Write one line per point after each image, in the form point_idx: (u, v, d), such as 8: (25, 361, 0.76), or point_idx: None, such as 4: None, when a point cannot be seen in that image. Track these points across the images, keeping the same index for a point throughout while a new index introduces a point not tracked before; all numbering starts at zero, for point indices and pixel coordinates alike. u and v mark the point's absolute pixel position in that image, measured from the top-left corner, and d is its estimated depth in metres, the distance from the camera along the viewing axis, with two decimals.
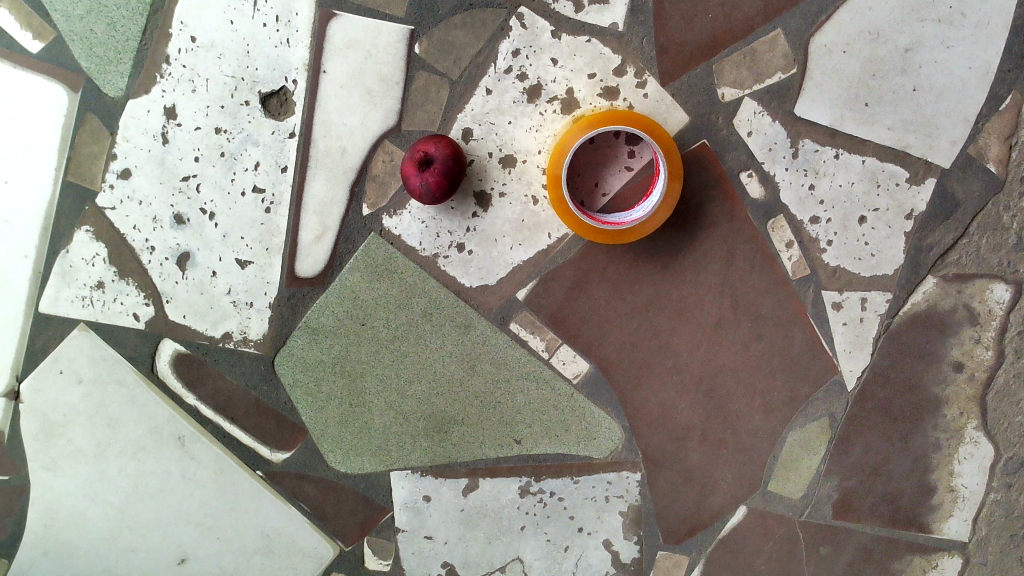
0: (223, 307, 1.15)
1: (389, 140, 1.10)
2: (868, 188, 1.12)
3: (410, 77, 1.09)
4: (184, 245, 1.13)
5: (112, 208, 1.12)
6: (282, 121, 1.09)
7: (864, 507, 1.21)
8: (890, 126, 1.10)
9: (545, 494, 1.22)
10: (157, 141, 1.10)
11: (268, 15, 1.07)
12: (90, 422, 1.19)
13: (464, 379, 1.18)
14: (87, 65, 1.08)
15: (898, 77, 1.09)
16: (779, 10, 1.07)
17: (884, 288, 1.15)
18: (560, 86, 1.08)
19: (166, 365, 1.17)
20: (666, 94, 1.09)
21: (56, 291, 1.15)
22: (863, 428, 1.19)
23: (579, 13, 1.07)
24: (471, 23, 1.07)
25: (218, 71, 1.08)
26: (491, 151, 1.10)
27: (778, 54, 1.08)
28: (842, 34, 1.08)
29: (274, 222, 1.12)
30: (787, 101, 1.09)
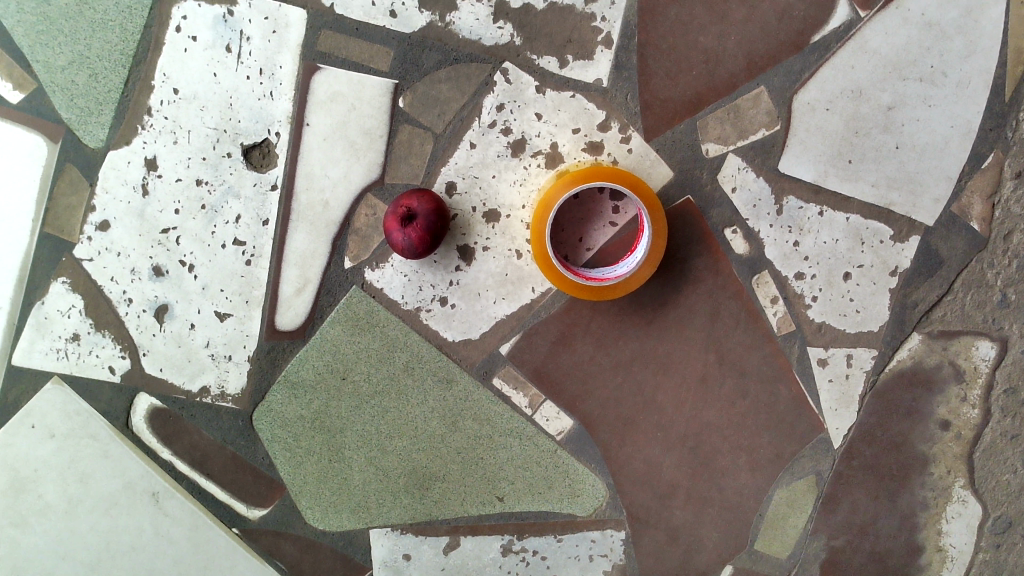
0: (202, 360, 1.13)
1: (371, 193, 1.09)
2: (852, 245, 1.11)
3: (394, 130, 1.08)
4: (162, 297, 1.11)
5: (90, 259, 1.10)
6: (264, 173, 1.08)
7: (852, 566, 1.19)
8: (873, 183, 1.10)
9: (527, 552, 1.19)
10: (138, 192, 1.09)
11: (252, 67, 1.06)
12: (62, 477, 1.16)
13: (446, 435, 1.16)
14: (68, 115, 1.07)
15: (881, 135, 1.09)
16: (763, 67, 1.08)
17: (870, 345, 1.14)
18: (544, 140, 1.08)
19: (141, 420, 1.14)
20: (651, 149, 1.08)
21: (29, 343, 1.13)
22: (850, 486, 1.18)
23: (563, 69, 1.07)
24: (456, 78, 1.07)
25: (200, 123, 1.07)
26: (475, 205, 1.10)
27: (762, 111, 1.08)
28: (825, 91, 1.08)
29: (254, 275, 1.11)
30: (771, 157, 1.09)
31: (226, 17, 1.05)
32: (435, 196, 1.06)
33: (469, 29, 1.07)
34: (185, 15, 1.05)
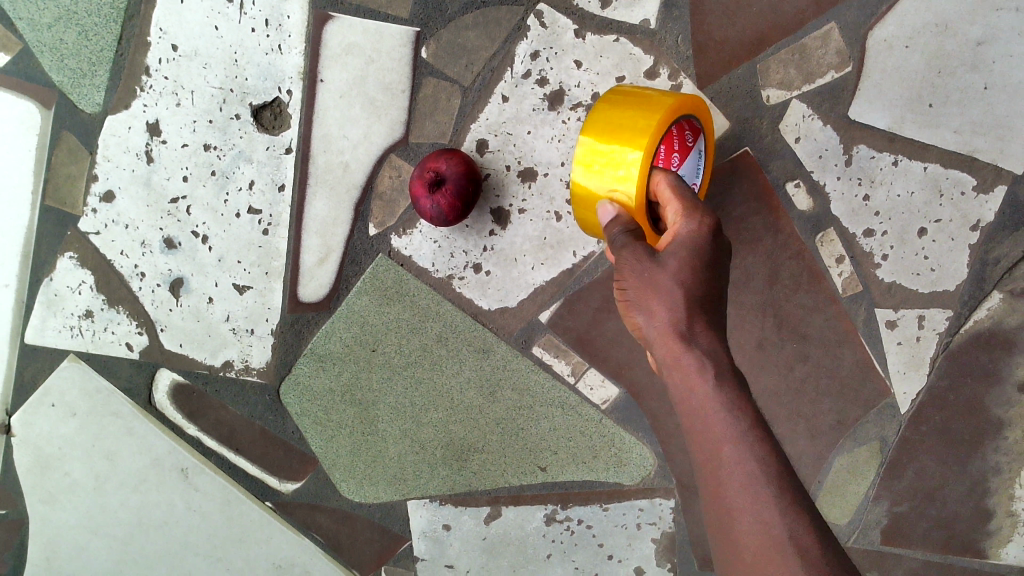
0: (222, 335, 1.06)
1: (395, 153, 0.99)
2: (929, 198, 1.00)
3: (417, 84, 0.97)
4: (176, 271, 1.04)
5: (96, 232, 1.02)
6: (277, 135, 0.99)
7: (916, 533, 1.12)
8: (956, 129, 0.98)
9: (572, 521, 1.13)
10: (141, 160, 1.00)
11: (257, 19, 0.96)
12: (88, 455, 1.12)
13: (483, 406, 1.09)
14: (59, 79, 0.98)
15: (968, 74, 0.97)
16: (833, 1, 0.95)
17: (945, 305, 1.04)
18: (584, 91, 0.96)
19: (164, 396, 1.09)
20: (704, 98, 0.96)
21: (41, 321, 1.07)
22: (916, 452, 1.10)
23: (605, 10, 0.95)
24: (484, 23, 0.96)
25: (203, 82, 0.98)
26: (509, 164, 0.99)
27: (831, 51, 0.96)
28: (905, 26, 0.96)
29: (273, 245, 1.02)
30: (840, 103, 0.97)
31: None
32: (463, 155, 0.96)
33: None
34: None
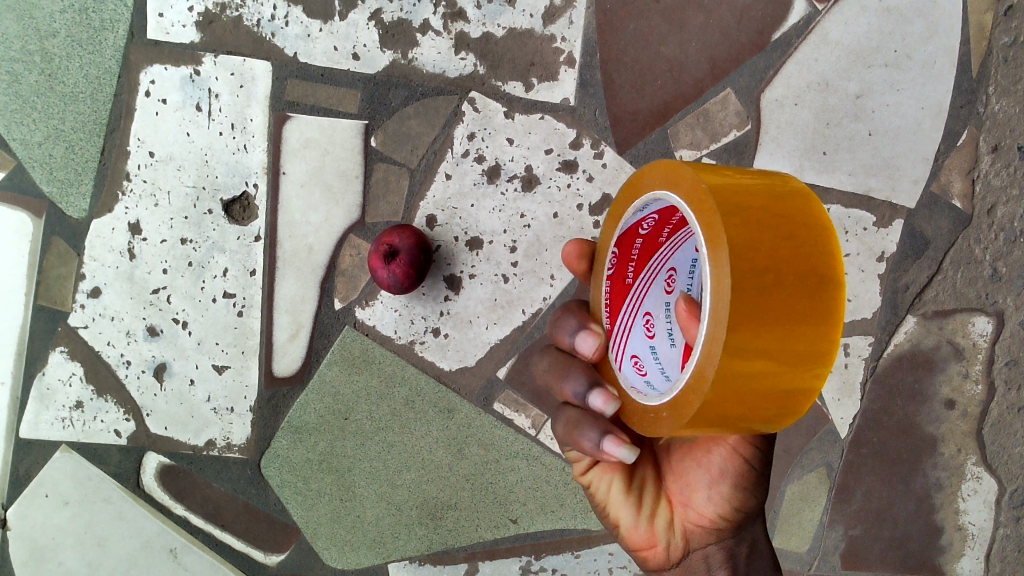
0: (204, 415, 1.14)
1: (354, 233, 1.10)
2: (835, 235, 1.11)
3: (370, 170, 1.09)
4: (159, 356, 1.13)
5: (85, 326, 1.12)
6: (246, 225, 1.10)
7: (873, 553, 1.18)
8: (850, 172, 1.11)
9: (547, 572, 1.18)
10: (124, 257, 1.10)
11: (224, 123, 1.08)
12: (80, 543, 1.16)
13: (453, 464, 1.15)
14: (49, 189, 1.09)
15: (853, 123, 1.11)
16: (726, 70, 1.08)
17: (865, 332, 1.14)
18: (518, 164, 1.09)
19: (151, 479, 1.15)
20: (625, 162, 1.09)
21: (34, 414, 1.14)
22: (862, 475, 1.16)
23: (530, 92, 1.08)
24: (424, 112, 1.09)
25: (179, 183, 1.09)
26: (457, 235, 1.10)
27: (731, 113, 1.09)
28: (792, 87, 1.10)
29: (247, 325, 1.11)
30: (745, 156, 1.10)
31: (193, 76, 1.07)
32: (418, 232, 1.07)
33: (433, 63, 1.08)
34: (153, 79, 1.07)
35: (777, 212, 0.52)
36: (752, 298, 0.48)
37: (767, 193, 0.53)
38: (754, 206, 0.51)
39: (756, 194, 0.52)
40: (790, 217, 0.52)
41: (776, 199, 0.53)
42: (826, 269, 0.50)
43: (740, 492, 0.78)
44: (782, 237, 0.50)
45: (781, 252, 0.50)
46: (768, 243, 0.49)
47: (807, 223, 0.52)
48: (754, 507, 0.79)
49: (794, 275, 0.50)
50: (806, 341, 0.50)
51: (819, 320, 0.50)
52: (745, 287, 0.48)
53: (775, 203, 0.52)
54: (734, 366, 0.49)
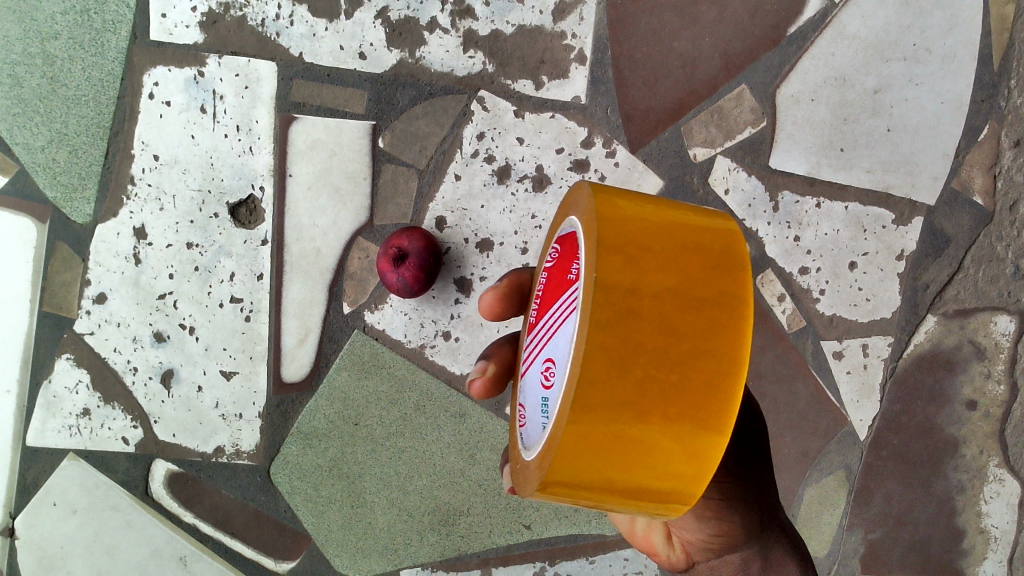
0: (212, 422, 1.12)
1: (363, 236, 1.08)
2: (854, 233, 1.09)
3: (377, 171, 1.07)
4: (166, 362, 1.11)
5: (91, 332, 1.10)
6: (253, 229, 1.08)
7: (894, 558, 1.15)
8: (868, 169, 1.09)
9: None
10: (130, 262, 1.09)
11: (229, 125, 1.06)
12: (89, 552, 1.14)
13: (465, 469, 1.13)
14: (53, 194, 1.08)
15: (870, 119, 1.09)
16: (740, 66, 1.06)
17: (885, 332, 1.11)
18: (528, 163, 1.07)
19: (160, 486, 1.13)
20: (637, 160, 1.07)
21: (41, 422, 1.12)
22: (882, 478, 1.14)
23: (540, 90, 1.06)
24: (432, 112, 1.07)
25: (184, 186, 1.07)
26: (467, 236, 1.08)
27: (745, 109, 1.07)
28: (808, 82, 1.07)
29: (255, 330, 1.10)
30: (761, 154, 1.07)
31: (197, 78, 1.06)
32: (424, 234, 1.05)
33: (440, 62, 1.06)
34: (157, 81, 1.06)
35: (688, 268, 0.48)
36: (621, 363, 0.45)
37: (680, 248, 0.49)
38: (654, 265, 0.47)
39: (668, 251, 0.48)
40: (695, 278, 0.47)
41: (691, 257, 0.48)
42: (720, 342, 0.46)
43: (710, 521, 0.74)
44: (680, 301, 0.46)
45: (672, 323, 0.46)
46: (652, 304, 0.46)
47: (718, 286, 0.47)
48: (740, 522, 0.74)
49: (684, 333, 0.46)
50: (675, 444, 0.47)
51: (710, 392, 0.46)
52: (607, 351, 0.45)
53: (683, 261, 0.48)
54: (599, 435, 0.46)
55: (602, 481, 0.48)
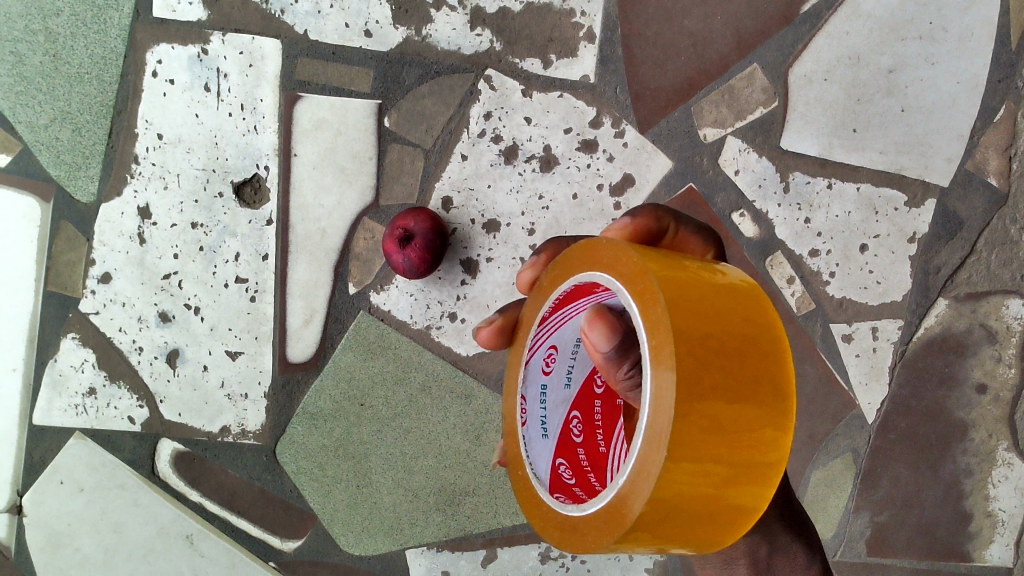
0: (218, 401, 1.12)
1: (368, 216, 1.07)
2: (865, 215, 1.08)
3: (383, 151, 1.06)
4: (172, 342, 1.11)
5: (96, 312, 1.10)
6: (258, 209, 1.07)
7: (900, 541, 1.14)
8: (881, 150, 1.07)
9: (567, 558, 1.16)
10: (134, 241, 1.08)
11: (233, 104, 1.05)
12: (95, 530, 1.14)
13: (470, 450, 1.13)
14: (56, 173, 1.07)
15: (884, 100, 1.07)
16: (752, 44, 1.05)
17: (895, 315, 1.10)
18: (536, 144, 1.06)
19: (166, 465, 1.14)
20: (646, 141, 1.05)
21: (48, 401, 1.12)
22: (889, 461, 1.13)
23: (548, 69, 1.05)
24: (439, 91, 1.05)
25: (188, 165, 1.06)
26: (474, 217, 1.07)
27: (757, 89, 1.05)
28: (821, 61, 1.06)
29: (261, 310, 1.09)
30: (772, 135, 1.06)
31: (201, 56, 1.04)
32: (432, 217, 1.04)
33: (447, 39, 1.05)
34: (160, 59, 1.04)
35: (752, 412, 0.46)
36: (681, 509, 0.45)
37: (744, 389, 0.46)
38: (726, 414, 0.45)
39: (733, 435, 0.45)
40: (756, 425, 0.46)
41: (750, 396, 0.46)
42: (753, 507, 0.48)
43: None
44: (741, 444, 0.46)
45: (719, 504, 0.47)
46: (706, 495, 0.45)
47: (771, 422, 0.47)
48: None
49: (727, 501, 0.47)
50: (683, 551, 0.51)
51: (741, 514, 0.49)
52: (668, 505, 0.44)
53: (747, 400, 0.46)
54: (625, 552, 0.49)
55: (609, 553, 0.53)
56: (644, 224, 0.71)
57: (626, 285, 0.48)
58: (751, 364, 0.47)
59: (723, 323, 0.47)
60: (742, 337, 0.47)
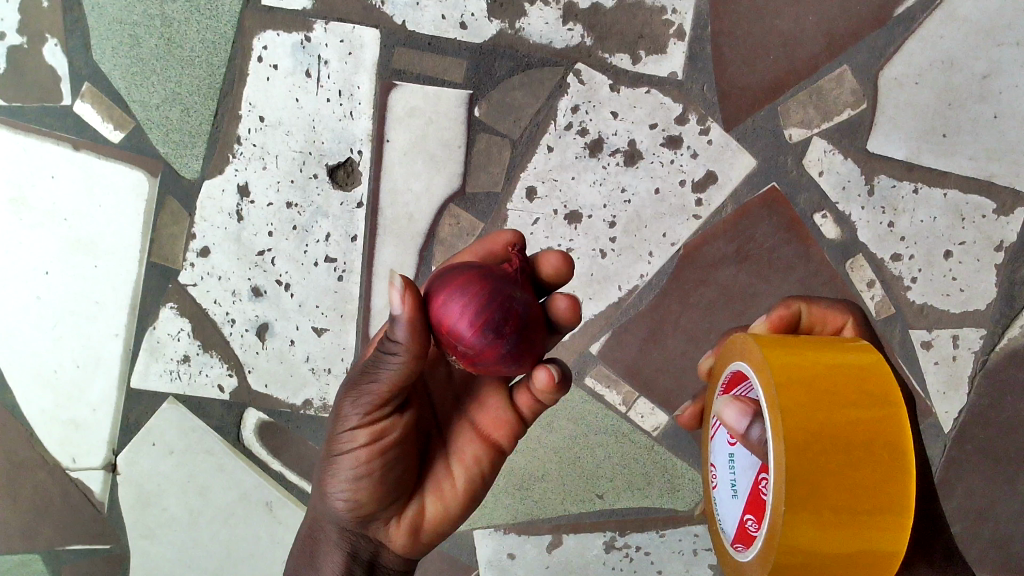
0: (303, 375, 1.15)
1: (454, 203, 1.10)
2: (951, 222, 1.08)
3: (472, 140, 1.10)
4: (262, 316, 1.14)
5: (194, 284, 1.15)
6: (350, 191, 1.11)
7: (972, 554, 1.12)
8: (971, 156, 1.08)
9: (631, 548, 1.16)
10: (233, 218, 1.13)
11: (332, 90, 1.10)
12: (183, 491, 1.20)
13: (541, 435, 1.15)
14: (164, 150, 1.13)
15: (977, 105, 1.08)
16: (843, 46, 1.06)
17: (977, 324, 1.09)
18: (621, 138, 1.08)
19: (251, 433, 1.18)
20: (731, 139, 1.07)
21: (145, 367, 1.18)
22: (964, 472, 1.12)
23: (637, 65, 1.07)
24: (529, 83, 1.08)
25: (287, 147, 1.11)
26: (556, 208, 1.10)
27: (846, 91, 1.06)
28: (913, 65, 1.07)
29: (347, 290, 1.13)
30: (859, 137, 1.07)
31: (304, 43, 1.09)
32: (474, 258, 0.73)
33: (540, 33, 1.08)
34: (265, 45, 1.10)
35: (869, 461, 0.53)
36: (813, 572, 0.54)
37: (868, 466, 0.53)
38: (845, 462, 0.53)
39: (846, 464, 0.53)
40: (879, 512, 0.53)
41: (863, 431, 0.54)
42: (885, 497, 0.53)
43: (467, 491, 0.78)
44: (862, 528, 0.53)
45: (858, 489, 0.53)
46: (838, 495, 0.53)
47: (893, 499, 0.53)
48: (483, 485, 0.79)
49: (865, 464, 0.53)
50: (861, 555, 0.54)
51: (880, 559, 0.54)
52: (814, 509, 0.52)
53: (865, 496, 0.53)
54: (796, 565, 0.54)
55: None
56: (779, 315, 0.75)
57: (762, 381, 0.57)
58: (867, 427, 0.54)
59: (833, 398, 0.55)
60: (859, 407, 0.55)
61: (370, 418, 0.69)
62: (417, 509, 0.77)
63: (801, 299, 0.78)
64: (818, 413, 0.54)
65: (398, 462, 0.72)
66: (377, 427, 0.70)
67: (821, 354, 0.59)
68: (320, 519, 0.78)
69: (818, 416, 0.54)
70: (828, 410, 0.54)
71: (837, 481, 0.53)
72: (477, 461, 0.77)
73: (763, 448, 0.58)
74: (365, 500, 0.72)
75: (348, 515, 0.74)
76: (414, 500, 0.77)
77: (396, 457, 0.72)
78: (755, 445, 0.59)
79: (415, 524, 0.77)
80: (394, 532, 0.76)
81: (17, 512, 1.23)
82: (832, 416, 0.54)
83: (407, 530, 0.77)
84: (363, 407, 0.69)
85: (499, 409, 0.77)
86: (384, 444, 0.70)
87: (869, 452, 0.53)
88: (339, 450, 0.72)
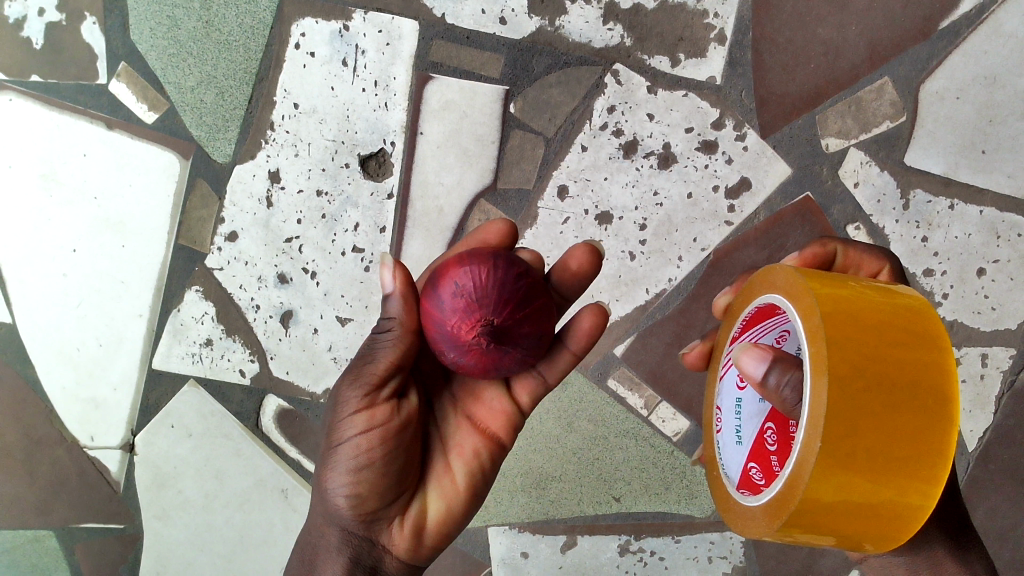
0: (324, 364, 1.15)
1: (485, 198, 1.10)
2: (986, 239, 1.07)
3: (506, 136, 1.09)
4: (287, 303, 1.14)
5: (220, 268, 1.14)
6: (381, 182, 1.11)
7: None
8: (1009, 174, 1.07)
9: (645, 553, 1.16)
10: (262, 204, 1.13)
11: (367, 80, 1.10)
12: (199, 474, 1.20)
13: (561, 435, 1.14)
14: (197, 133, 1.12)
15: (1017, 123, 1.07)
16: (885, 57, 1.05)
17: (1008, 343, 1.08)
18: (656, 141, 1.08)
19: (270, 420, 1.17)
20: (767, 146, 1.06)
21: (167, 348, 1.17)
22: (986, 492, 1.10)
23: (675, 68, 1.06)
24: (566, 82, 1.08)
25: (320, 135, 1.11)
26: (587, 208, 1.09)
27: (885, 102, 1.05)
28: (955, 79, 1.06)
29: (373, 281, 1.12)
30: (896, 150, 1.06)
31: (342, 31, 1.09)
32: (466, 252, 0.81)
33: (579, 32, 1.07)
34: (304, 32, 1.10)
35: (910, 404, 0.53)
36: (837, 509, 0.54)
37: (911, 408, 0.53)
38: (887, 402, 0.53)
39: (888, 401, 0.53)
40: (919, 456, 0.52)
41: (908, 373, 0.54)
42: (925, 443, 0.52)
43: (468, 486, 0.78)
44: (895, 470, 0.52)
45: (897, 430, 0.52)
46: (876, 434, 0.52)
47: (930, 448, 0.52)
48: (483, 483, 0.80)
49: (905, 406, 0.53)
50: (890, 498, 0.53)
51: (909, 509, 0.53)
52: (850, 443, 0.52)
53: (904, 439, 0.52)
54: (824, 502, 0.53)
55: (827, 525, 0.55)
56: (813, 253, 0.79)
57: (802, 310, 0.57)
58: (911, 368, 0.54)
59: (879, 334, 0.55)
60: (902, 349, 0.54)
61: (370, 401, 0.71)
62: (420, 509, 0.76)
63: (840, 241, 0.80)
64: (863, 349, 0.54)
65: (403, 451, 0.72)
66: (379, 411, 0.71)
67: (861, 290, 0.59)
68: (320, 535, 0.75)
69: (861, 353, 0.53)
70: (872, 345, 0.54)
71: (877, 418, 0.52)
72: (476, 453, 0.79)
73: (780, 395, 0.59)
74: (368, 492, 0.71)
75: (351, 511, 0.71)
76: (415, 499, 0.76)
77: (399, 445, 0.72)
78: (772, 391, 0.59)
79: (419, 526, 0.75)
80: (397, 535, 0.74)
81: (33, 488, 1.23)
82: (875, 352, 0.54)
83: (411, 531, 0.75)
84: (364, 387, 0.71)
85: (493, 402, 0.81)
86: (391, 428, 0.71)
87: (910, 393, 0.53)
88: (339, 441, 0.71)
